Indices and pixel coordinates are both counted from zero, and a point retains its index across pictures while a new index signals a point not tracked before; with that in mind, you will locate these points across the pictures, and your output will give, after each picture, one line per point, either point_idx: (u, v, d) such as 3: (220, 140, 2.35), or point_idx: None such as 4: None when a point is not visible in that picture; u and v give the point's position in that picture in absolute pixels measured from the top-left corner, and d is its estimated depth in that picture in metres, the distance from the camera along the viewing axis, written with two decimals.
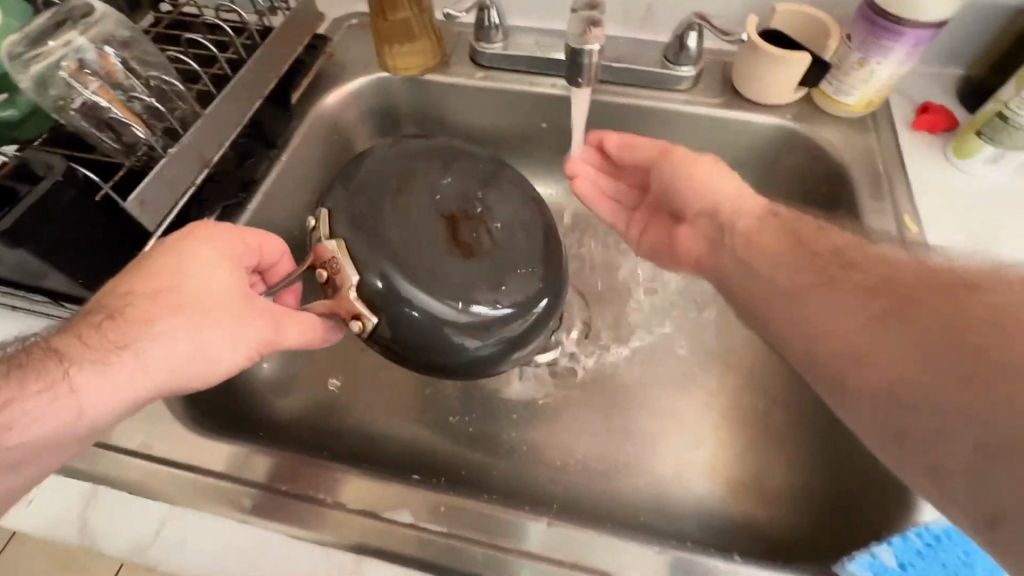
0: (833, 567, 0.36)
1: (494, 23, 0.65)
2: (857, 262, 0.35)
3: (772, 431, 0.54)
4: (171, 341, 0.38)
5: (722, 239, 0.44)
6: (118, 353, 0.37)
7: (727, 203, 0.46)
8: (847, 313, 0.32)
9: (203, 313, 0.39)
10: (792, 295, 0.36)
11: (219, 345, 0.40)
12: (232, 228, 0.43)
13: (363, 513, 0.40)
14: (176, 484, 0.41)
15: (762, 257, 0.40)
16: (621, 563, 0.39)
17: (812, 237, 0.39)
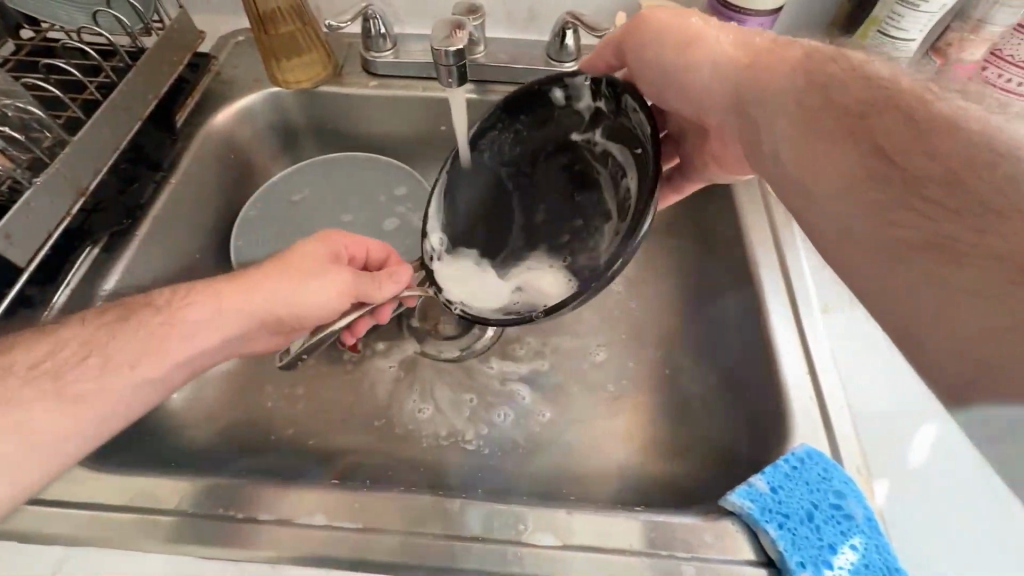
0: (720, 503, 0.40)
1: (381, 32, 0.66)
2: (928, 162, 0.29)
3: (678, 392, 0.58)
4: (283, 276, 0.47)
5: (760, 130, 0.40)
6: (251, 279, 0.46)
7: (735, 83, 0.42)
8: (906, 239, 0.29)
9: (309, 268, 0.48)
10: (870, 235, 0.31)
11: (314, 287, 0.48)
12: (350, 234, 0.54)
13: (276, 522, 0.40)
14: (72, 524, 0.40)
15: (810, 148, 0.35)
16: (537, 528, 0.40)
17: (875, 114, 0.32)
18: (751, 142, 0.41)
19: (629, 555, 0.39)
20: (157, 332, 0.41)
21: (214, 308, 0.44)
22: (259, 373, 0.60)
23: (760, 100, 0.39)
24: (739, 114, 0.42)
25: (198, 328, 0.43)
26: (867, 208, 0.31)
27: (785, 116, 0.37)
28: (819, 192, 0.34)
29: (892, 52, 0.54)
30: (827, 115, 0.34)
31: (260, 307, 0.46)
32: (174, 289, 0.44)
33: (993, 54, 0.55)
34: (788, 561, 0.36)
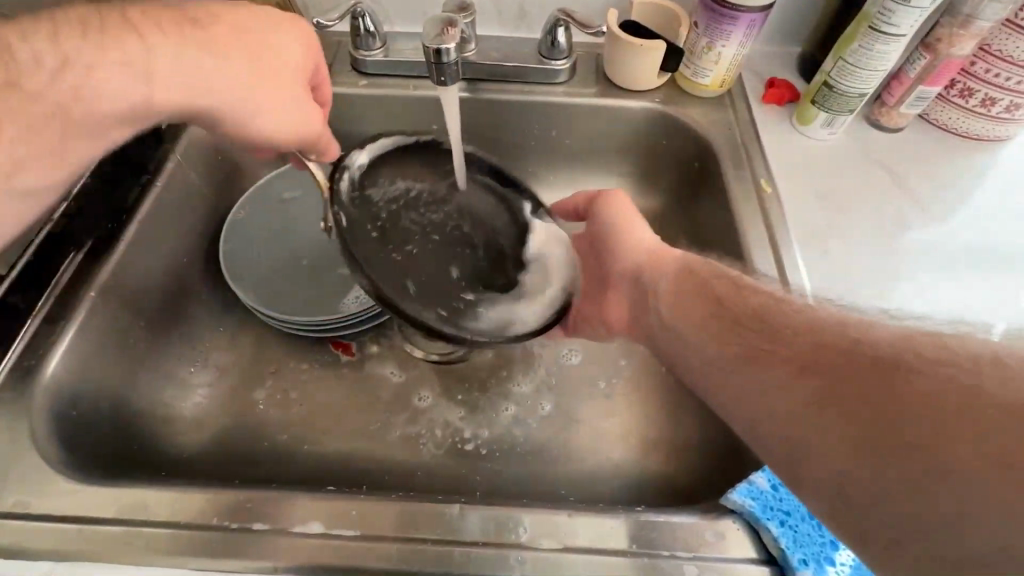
0: (721, 502, 0.40)
1: (371, 30, 0.65)
2: (784, 334, 0.36)
3: (675, 390, 0.57)
4: (231, 88, 0.42)
5: (648, 293, 0.47)
6: (197, 32, 0.41)
7: (644, 261, 0.49)
8: (784, 395, 0.34)
9: (281, 75, 0.44)
10: (718, 374, 0.38)
11: (269, 104, 0.44)
12: (304, 38, 0.46)
13: (273, 530, 0.39)
14: (59, 538, 0.38)
15: (688, 325, 0.42)
16: (538, 530, 0.40)
17: (734, 297, 0.41)
18: (634, 298, 0.49)
19: (629, 556, 0.38)
20: (56, 110, 0.37)
21: (132, 78, 0.39)
22: (250, 378, 0.59)
23: (650, 275, 0.48)
24: (631, 281, 0.50)
25: (105, 90, 0.38)
26: (743, 388, 0.36)
27: (665, 283, 0.46)
28: (716, 381, 0.39)
29: (882, 47, 0.54)
30: (694, 296, 0.43)
31: (217, 100, 0.42)
32: (53, 34, 0.37)
33: (981, 49, 0.57)
34: (790, 558, 0.36)
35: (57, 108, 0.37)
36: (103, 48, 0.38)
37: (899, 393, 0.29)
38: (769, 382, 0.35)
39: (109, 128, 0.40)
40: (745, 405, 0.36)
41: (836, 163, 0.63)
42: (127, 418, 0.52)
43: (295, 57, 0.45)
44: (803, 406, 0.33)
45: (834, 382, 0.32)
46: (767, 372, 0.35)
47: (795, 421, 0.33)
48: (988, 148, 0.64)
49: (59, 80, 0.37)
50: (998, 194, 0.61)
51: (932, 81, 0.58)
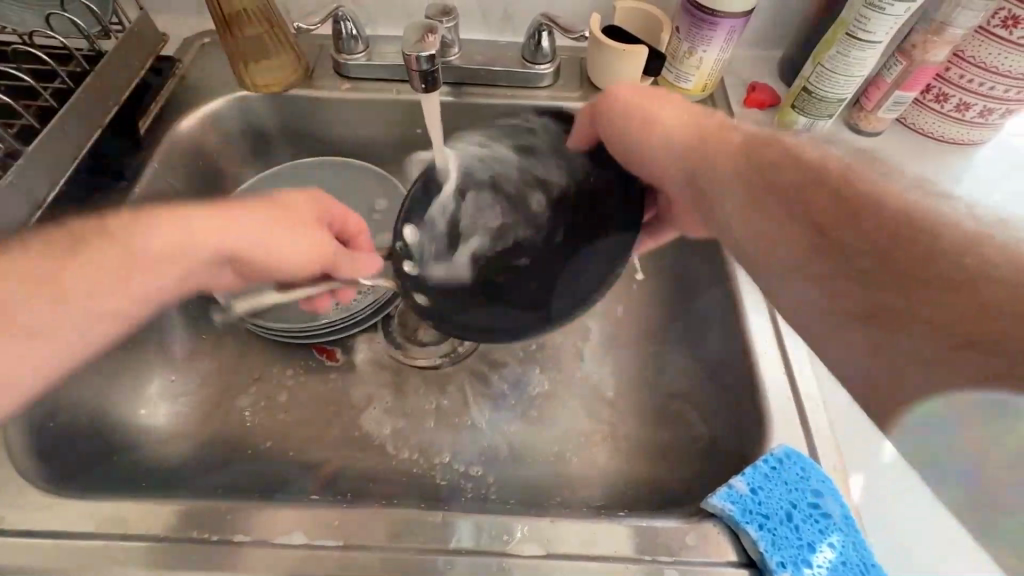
0: (702, 505, 0.40)
1: (353, 34, 0.64)
2: (885, 250, 0.33)
3: (659, 392, 0.58)
4: (245, 237, 0.45)
5: (710, 201, 0.45)
6: (227, 208, 0.45)
7: (693, 152, 0.46)
8: (876, 318, 0.33)
9: (274, 237, 0.46)
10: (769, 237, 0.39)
11: (288, 240, 0.47)
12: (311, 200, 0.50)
13: (254, 542, 0.39)
14: (35, 553, 0.38)
15: (775, 230, 0.39)
16: (520, 536, 0.40)
17: (834, 219, 0.36)
18: (692, 198, 0.48)
19: (612, 561, 0.39)
20: (115, 247, 0.41)
21: (170, 236, 0.43)
22: (234, 385, 0.58)
23: (710, 181, 0.44)
24: (687, 188, 0.48)
25: (154, 251, 0.42)
26: (848, 311, 0.35)
27: (724, 184, 0.43)
28: (802, 298, 0.37)
29: (859, 54, 0.55)
30: (757, 190, 0.41)
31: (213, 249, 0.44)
32: (134, 214, 0.43)
33: (955, 55, 0.58)
34: (769, 561, 0.37)
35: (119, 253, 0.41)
36: (110, 234, 0.42)
37: (976, 296, 0.30)
38: (859, 303, 0.34)
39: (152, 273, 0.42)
40: (840, 328, 0.35)
41: None
42: (106, 428, 0.51)
43: (301, 216, 0.48)
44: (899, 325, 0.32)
45: (889, 306, 0.33)
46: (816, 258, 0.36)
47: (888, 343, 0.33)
48: (964, 151, 0.66)
49: (130, 236, 0.42)
50: (973, 195, 0.63)
51: (909, 86, 0.59)
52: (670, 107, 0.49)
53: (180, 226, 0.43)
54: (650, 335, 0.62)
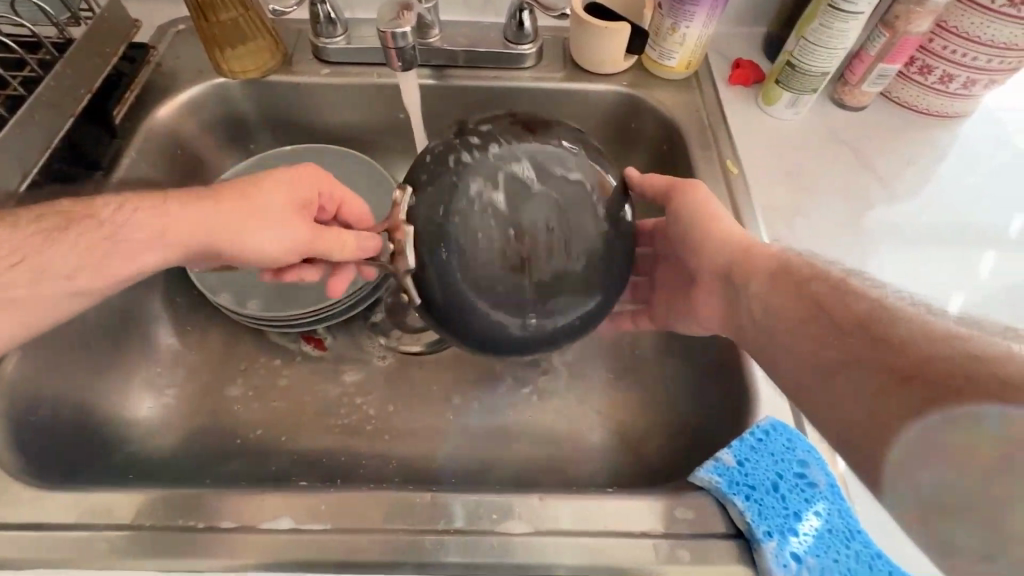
0: (690, 480, 0.41)
1: (330, 17, 0.63)
2: (886, 338, 0.32)
3: (648, 372, 0.58)
4: (223, 228, 0.45)
5: (737, 293, 0.45)
6: (208, 205, 0.45)
7: (738, 256, 0.46)
8: (879, 403, 0.31)
9: (270, 215, 0.46)
10: (784, 334, 0.39)
11: (267, 227, 0.46)
12: (314, 179, 0.50)
13: (240, 528, 0.39)
14: (18, 546, 0.38)
15: (788, 329, 0.39)
16: (508, 515, 0.40)
17: (835, 301, 0.37)
18: (726, 298, 0.47)
19: (600, 536, 0.39)
20: (96, 239, 0.42)
21: (153, 227, 0.43)
22: (220, 377, 0.58)
23: (736, 272, 0.45)
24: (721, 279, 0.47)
25: (134, 248, 0.43)
26: (846, 385, 0.33)
27: (756, 279, 0.43)
28: (807, 386, 0.36)
29: (842, 26, 0.54)
30: (779, 289, 0.41)
31: (221, 224, 0.45)
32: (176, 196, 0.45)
33: (938, 26, 0.58)
34: (756, 531, 0.37)
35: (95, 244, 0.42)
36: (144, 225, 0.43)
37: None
38: (860, 382, 0.33)
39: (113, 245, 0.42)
40: (843, 403, 0.33)
41: (799, 140, 0.64)
42: (91, 421, 0.51)
43: (293, 187, 0.48)
44: (901, 414, 0.30)
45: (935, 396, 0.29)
46: (842, 360, 0.34)
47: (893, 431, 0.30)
48: (948, 125, 0.66)
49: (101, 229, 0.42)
50: (957, 169, 0.63)
51: (893, 58, 0.59)
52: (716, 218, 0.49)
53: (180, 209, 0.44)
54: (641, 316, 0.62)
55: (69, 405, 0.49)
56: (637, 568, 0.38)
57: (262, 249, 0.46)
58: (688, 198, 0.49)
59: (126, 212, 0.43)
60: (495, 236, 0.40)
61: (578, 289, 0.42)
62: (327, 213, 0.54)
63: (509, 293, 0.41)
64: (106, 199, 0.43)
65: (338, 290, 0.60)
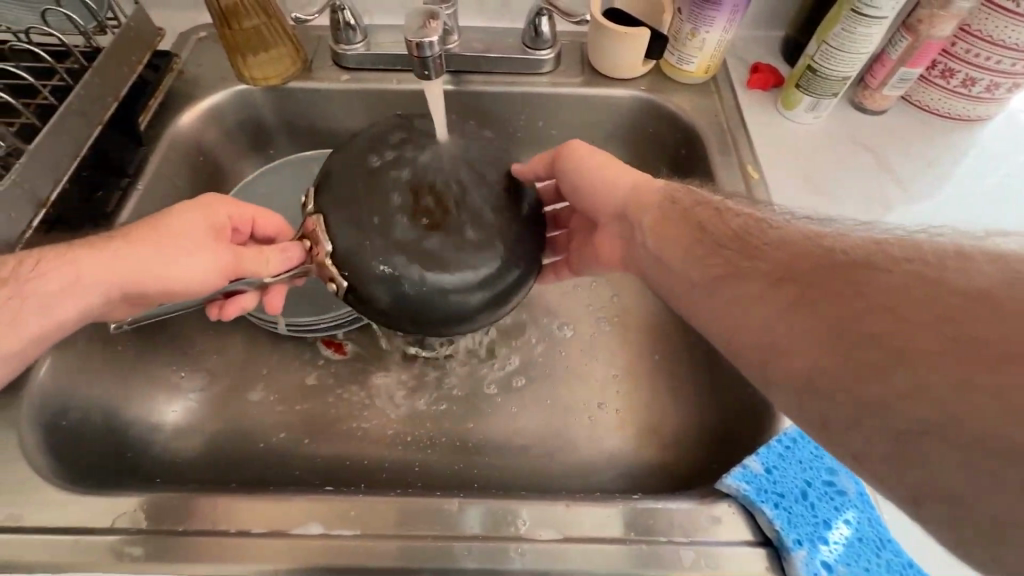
0: (716, 487, 0.40)
1: (351, 24, 0.64)
2: (762, 249, 0.37)
3: (667, 377, 0.58)
4: (136, 265, 0.44)
5: (636, 233, 0.48)
6: (122, 249, 0.44)
7: (630, 198, 0.49)
8: (757, 304, 0.35)
9: (179, 247, 0.46)
10: (682, 256, 0.43)
11: (180, 256, 0.46)
12: (224, 209, 0.51)
13: (270, 534, 0.39)
14: (52, 549, 0.38)
15: (681, 256, 0.43)
16: (535, 522, 0.40)
17: (718, 223, 0.41)
18: (624, 236, 0.50)
19: (627, 544, 0.39)
20: (3, 307, 0.40)
21: (64, 277, 0.42)
22: (243, 380, 0.58)
23: (635, 211, 0.48)
24: (621, 222, 0.50)
25: (50, 298, 0.42)
26: (736, 296, 0.37)
27: (652, 212, 0.46)
28: (701, 298, 0.40)
29: (865, 30, 0.54)
30: (675, 222, 0.44)
31: (129, 269, 0.44)
32: (41, 259, 0.42)
33: (961, 29, 0.57)
34: (786, 539, 0.37)
35: (0, 317, 0.40)
36: (43, 286, 0.41)
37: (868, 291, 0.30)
38: (743, 291, 0.37)
39: (15, 317, 0.40)
40: (733, 313, 0.37)
41: (820, 145, 0.63)
42: (117, 426, 0.51)
43: (208, 216, 0.49)
44: (780, 308, 0.34)
45: (802, 287, 0.33)
46: (729, 271, 0.38)
47: (773, 325, 0.34)
48: (969, 127, 0.65)
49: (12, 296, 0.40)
50: (979, 172, 0.62)
51: (915, 62, 0.59)
52: (615, 169, 0.50)
53: (80, 262, 0.43)
54: (659, 320, 0.62)
55: (95, 410, 0.50)
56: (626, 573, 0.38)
57: (187, 278, 0.47)
58: (568, 157, 0.50)
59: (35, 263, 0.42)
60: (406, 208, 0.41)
61: (483, 250, 0.42)
62: (243, 236, 0.54)
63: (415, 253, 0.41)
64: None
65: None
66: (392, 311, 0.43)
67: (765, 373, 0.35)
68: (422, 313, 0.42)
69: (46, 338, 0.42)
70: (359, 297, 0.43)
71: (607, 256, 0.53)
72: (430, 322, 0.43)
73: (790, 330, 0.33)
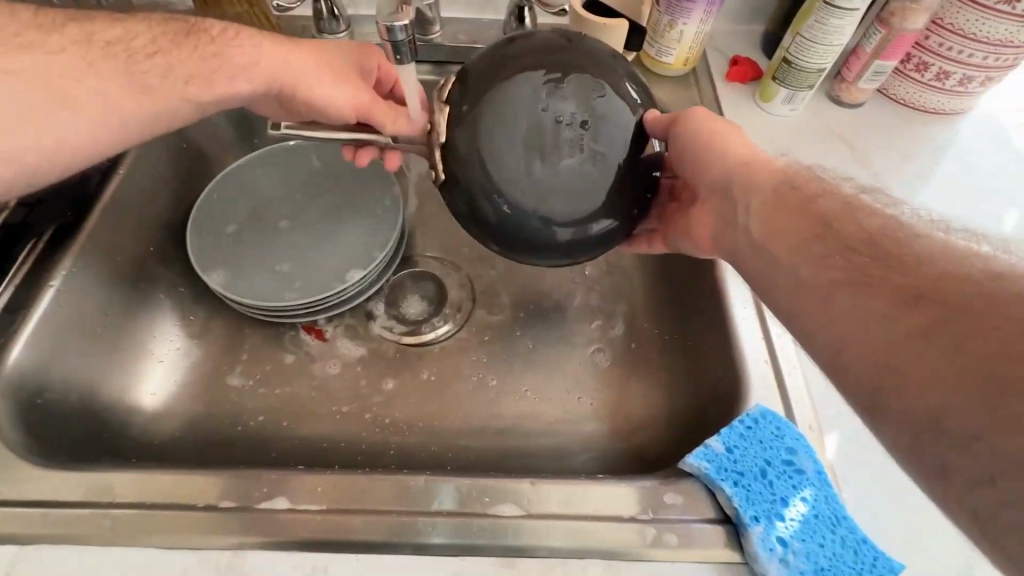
0: (679, 466, 0.41)
1: (334, 14, 0.64)
2: (909, 260, 0.31)
3: (643, 364, 0.59)
4: (301, 69, 0.48)
5: (732, 217, 0.43)
6: (291, 48, 0.49)
7: (736, 176, 0.43)
8: (885, 315, 0.30)
9: (334, 68, 0.50)
10: (792, 244, 0.37)
11: (333, 78, 0.50)
12: (373, 57, 0.54)
13: (240, 507, 0.40)
14: (24, 523, 0.39)
15: (787, 248, 0.37)
16: (502, 497, 0.40)
17: (847, 219, 0.35)
18: (718, 217, 0.44)
19: (591, 520, 0.39)
20: (195, 61, 0.46)
21: (249, 54, 0.47)
22: (223, 365, 0.59)
23: (736, 192, 0.42)
24: (717, 203, 0.45)
25: (234, 68, 0.47)
26: (855, 301, 0.32)
27: (758, 198, 0.40)
28: (806, 295, 0.35)
29: (838, 22, 0.55)
30: (784, 212, 0.38)
31: (291, 71, 0.48)
32: (237, 31, 0.48)
33: (934, 23, 0.58)
34: (743, 516, 0.38)
35: (191, 70, 0.45)
36: (225, 54, 0.47)
37: None
38: (869, 296, 0.31)
39: (212, 75, 0.46)
40: (842, 322, 0.32)
41: (794, 137, 0.64)
42: (95, 406, 0.52)
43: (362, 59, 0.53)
44: (907, 335, 0.29)
45: (959, 311, 0.28)
46: (854, 272, 0.33)
47: (899, 350, 0.29)
48: (946, 121, 0.66)
49: (202, 54, 0.46)
50: (954, 167, 0.63)
51: (888, 55, 0.60)
52: (732, 140, 0.44)
53: (258, 47, 0.47)
54: (638, 309, 0.63)
55: (73, 390, 0.50)
56: (624, 553, 0.38)
57: (330, 100, 0.50)
58: (693, 119, 0.44)
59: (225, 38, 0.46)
60: (556, 113, 0.38)
61: (590, 195, 0.39)
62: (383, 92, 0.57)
63: (546, 144, 0.38)
64: (200, 28, 0.47)
65: (359, 267, 0.60)
66: (492, 227, 0.41)
67: (872, 399, 0.30)
68: (511, 238, 0.41)
69: (208, 108, 0.47)
70: (463, 202, 0.41)
71: (698, 234, 0.48)
72: (514, 249, 0.42)
73: (917, 364, 0.28)
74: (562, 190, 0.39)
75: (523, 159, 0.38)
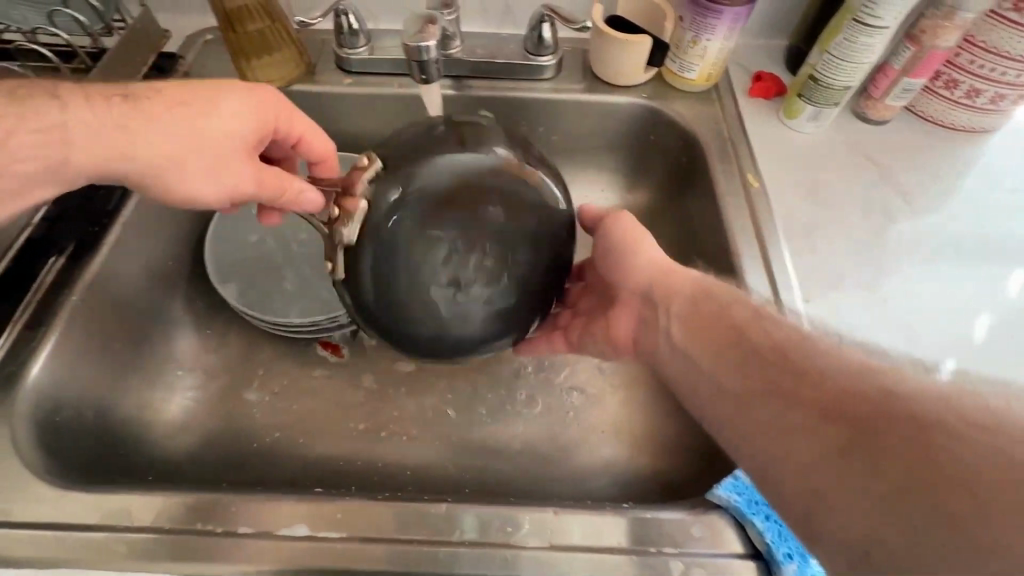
0: (708, 498, 0.40)
1: (354, 29, 0.64)
2: (815, 376, 0.35)
3: (664, 386, 0.58)
4: (157, 157, 0.41)
5: (660, 322, 0.47)
6: (125, 127, 0.40)
7: (659, 284, 0.48)
8: (801, 438, 0.33)
9: (203, 145, 0.42)
10: (717, 364, 0.41)
11: (201, 163, 0.43)
12: (265, 117, 0.46)
13: (258, 534, 0.39)
14: (42, 546, 0.38)
15: (712, 363, 0.41)
16: (524, 527, 0.39)
17: (761, 333, 0.40)
18: (647, 319, 0.49)
19: (618, 553, 0.38)
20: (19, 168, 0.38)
21: (56, 146, 0.39)
22: (239, 381, 0.58)
23: (665, 299, 0.47)
24: (645, 305, 0.49)
25: (39, 174, 0.39)
26: (775, 421, 0.35)
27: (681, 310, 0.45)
28: (738, 415, 0.38)
29: (867, 40, 0.54)
30: (705, 327, 0.43)
31: (143, 160, 0.41)
32: (60, 109, 0.39)
33: (965, 40, 0.57)
34: (777, 552, 0.37)
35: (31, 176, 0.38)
36: (55, 153, 0.39)
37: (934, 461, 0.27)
38: (783, 417, 0.35)
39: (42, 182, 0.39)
40: (770, 444, 0.35)
41: (819, 155, 0.63)
42: (112, 423, 0.52)
43: (263, 114, 0.46)
44: (823, 451, 0.32)
45: (857, 429, 0.31)
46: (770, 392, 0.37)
47: (816, 468, 0.32)
48: (975, 140, 0.65)
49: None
50: (982, 184, 0.62)
51: (918, 72, 0.58)
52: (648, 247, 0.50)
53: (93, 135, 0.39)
54: None
55: (90, 406, 0.50)
56: None
57: (200, 188, 0.44)
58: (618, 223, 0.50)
59: (64, 109, 0.38)
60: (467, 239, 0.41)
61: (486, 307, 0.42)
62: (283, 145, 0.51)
63: (472, 235, 0.41)
64: None
65: None
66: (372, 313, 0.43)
67: (809, 521, 0.32)
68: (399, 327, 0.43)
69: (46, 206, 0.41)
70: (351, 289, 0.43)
71: (620, 333, 0.52)
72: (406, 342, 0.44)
73: (835, 479, 0.31)
74: (461, 300, 0.42)
75: (426, 269, 0.41)
